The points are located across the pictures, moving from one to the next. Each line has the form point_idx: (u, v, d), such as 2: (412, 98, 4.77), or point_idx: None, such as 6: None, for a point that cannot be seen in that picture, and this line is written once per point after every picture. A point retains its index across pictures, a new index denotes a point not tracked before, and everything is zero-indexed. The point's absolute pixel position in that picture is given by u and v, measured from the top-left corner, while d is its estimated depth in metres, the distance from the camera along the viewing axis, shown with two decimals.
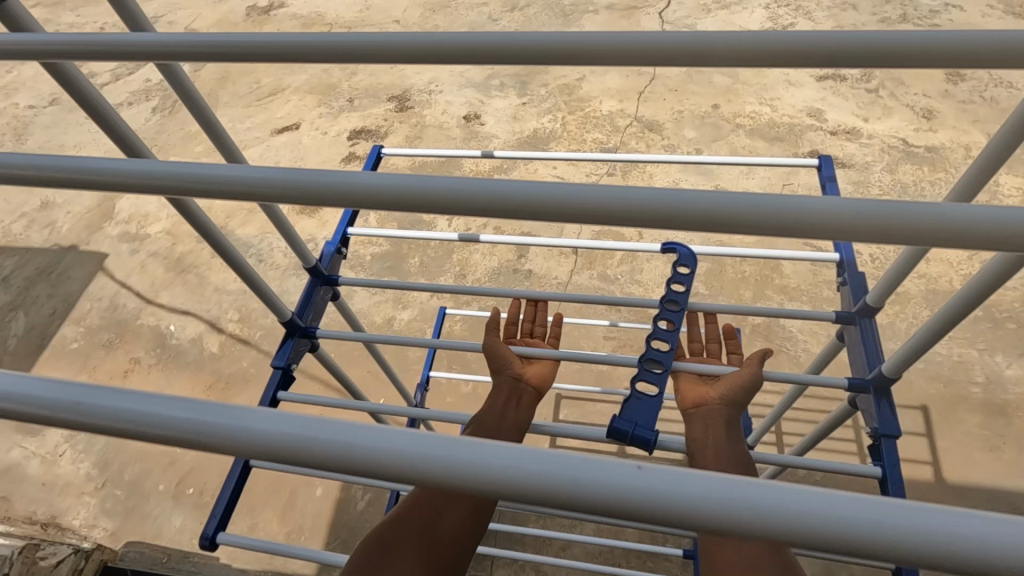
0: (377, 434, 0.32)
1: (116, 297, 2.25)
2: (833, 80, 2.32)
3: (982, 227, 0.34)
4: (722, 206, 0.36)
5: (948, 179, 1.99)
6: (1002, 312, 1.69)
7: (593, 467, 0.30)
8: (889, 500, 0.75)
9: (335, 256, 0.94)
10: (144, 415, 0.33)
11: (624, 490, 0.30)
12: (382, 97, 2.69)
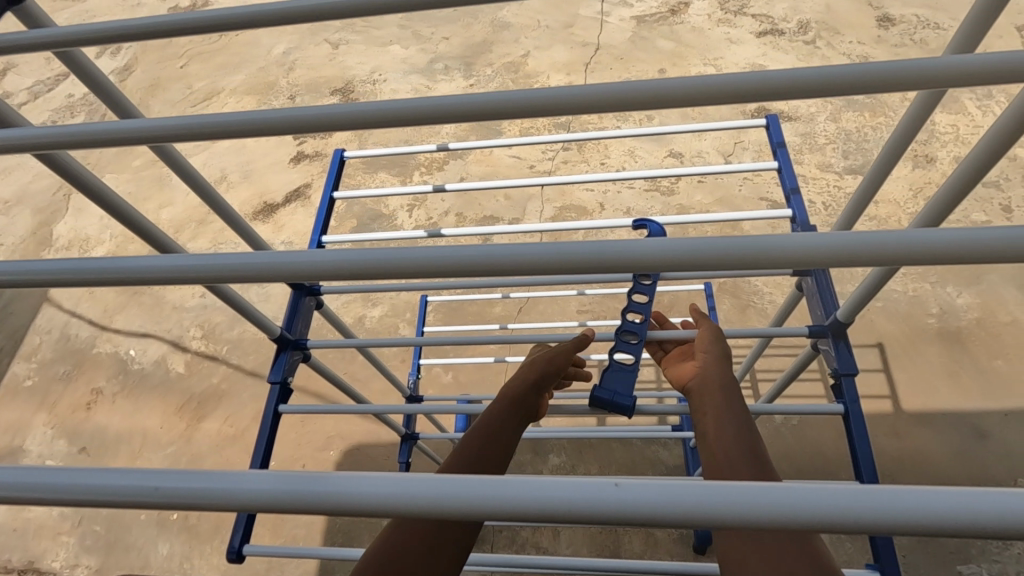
0: (377, 477, 0.30)
1: (66, 327, 2.14)
2: (772, 35, 2.35)
3: (943, 246, 0.32)
4: (673, 256, 0.33)
5: (889, 123, 2.06)
6: None
7: (572, 489, 0.29)
8: (851, 430, 0.76)
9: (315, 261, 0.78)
10: (87, 492, 0.31)
11: (597, 502, 0.28)
12: (324, 90, 2.60)
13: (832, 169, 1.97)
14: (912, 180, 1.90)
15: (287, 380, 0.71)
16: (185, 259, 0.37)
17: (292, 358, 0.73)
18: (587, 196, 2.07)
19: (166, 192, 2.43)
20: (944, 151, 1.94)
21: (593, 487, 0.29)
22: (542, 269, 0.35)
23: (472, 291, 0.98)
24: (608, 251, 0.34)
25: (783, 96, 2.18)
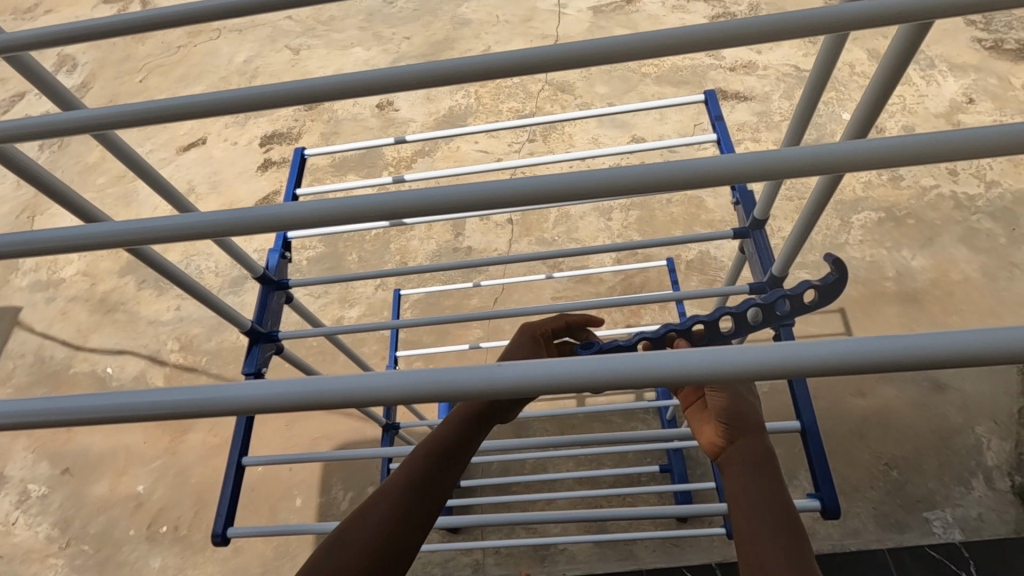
0: (319, 379, 0.35)
1: (41, 350, 2.11)
2: (725, 18, 2.41)
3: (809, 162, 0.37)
4: (590, 182, 0.38)
5: (840, 97, 2.13)
6: (902, 211, 1.85)
7: (469, 371, 0.35)
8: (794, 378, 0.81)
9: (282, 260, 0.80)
10: (104, 409, 0.36)
11: (493, 380, 0.34)
12: (289, 97, 2.60)
13: None
14: None
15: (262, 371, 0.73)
16: (154, 224, 0.40)
17: (265, 349, 0.74)
18: (555, 185, 2.11)
19: (133, 207, 2.41)
20: (892, 122, 2.03)
21: (549, 360, 0.34)
22: (476, 203, 0.39)
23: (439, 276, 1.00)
24: (559, 176, 0.38)
25: (739, 77, 2.24)
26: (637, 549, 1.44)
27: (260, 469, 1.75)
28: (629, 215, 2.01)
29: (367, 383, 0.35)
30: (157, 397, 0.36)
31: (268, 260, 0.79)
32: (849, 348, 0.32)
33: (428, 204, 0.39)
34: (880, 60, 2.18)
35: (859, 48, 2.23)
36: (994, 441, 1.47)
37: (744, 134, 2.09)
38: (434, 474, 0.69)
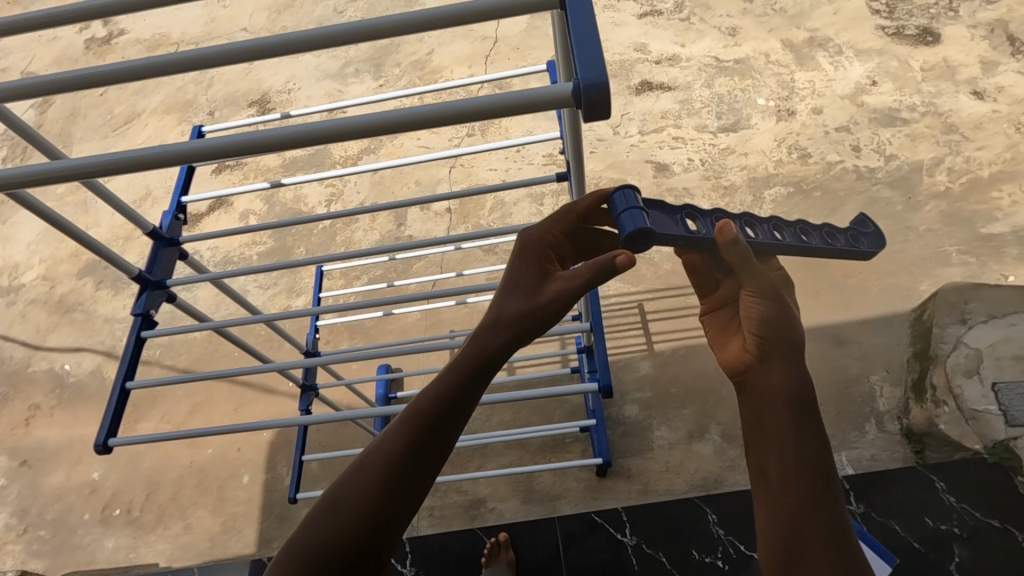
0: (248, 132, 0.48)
1: (2, 351, 2.18)
2: (652, 16, 2.56)
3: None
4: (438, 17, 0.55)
5: (756, 84, 2.27)
6: (809, 185, 1.99)
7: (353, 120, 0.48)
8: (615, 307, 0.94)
9: (174, 222, 0.90)
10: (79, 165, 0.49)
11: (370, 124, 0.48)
12: (242, 104, 2.70)
13: (707, 129, 2.18)
14: (776, 133, 2.12)
15: (150, 312, 0.83)
16: (132, 64, 0.56)
17: (155, 296, 0.84)
18: (492, 175, 2.23)
19: (93, 214, 2.49)
20: (803, 105, 2.17)
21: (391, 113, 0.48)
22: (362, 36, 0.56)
23: (331, 239, 1.12)
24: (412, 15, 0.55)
25: (663, 69, 2.37)
26: (559, 502, 1.56)
27: (209, 451, 1.83)
28: (560, 199, 2.12)
29: (143, 153, 0.49)
30: (115, 156, 0.49)
31: (160, 221, 0.89)
32: (539, 96, 0.47)
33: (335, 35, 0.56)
34: (793, 49, 2.33)
35: (774, 37, 2.37)
36: (886, 388, 1.59)
37: (667, 121, 2.22)
38: (435, 435, 0.57)
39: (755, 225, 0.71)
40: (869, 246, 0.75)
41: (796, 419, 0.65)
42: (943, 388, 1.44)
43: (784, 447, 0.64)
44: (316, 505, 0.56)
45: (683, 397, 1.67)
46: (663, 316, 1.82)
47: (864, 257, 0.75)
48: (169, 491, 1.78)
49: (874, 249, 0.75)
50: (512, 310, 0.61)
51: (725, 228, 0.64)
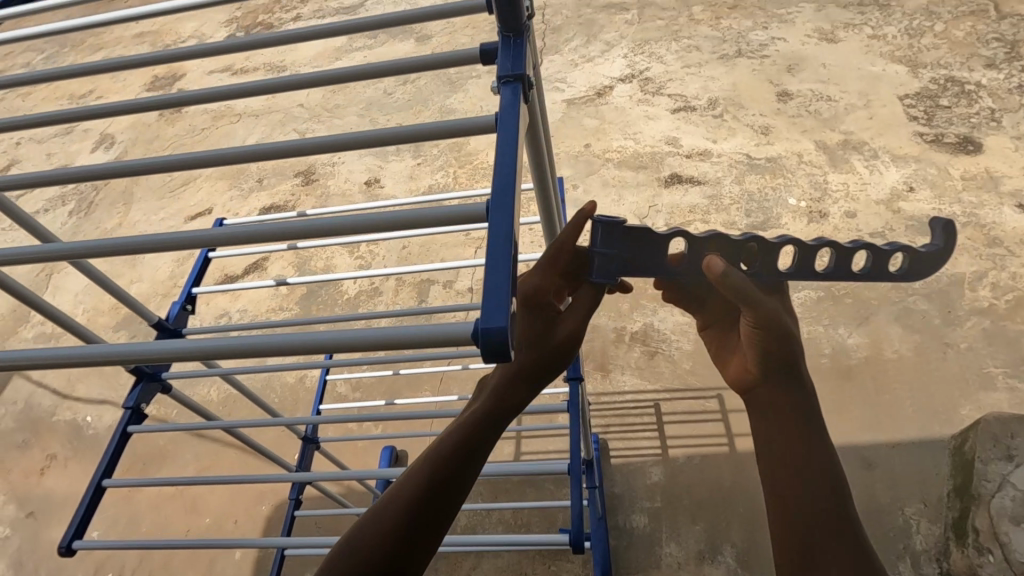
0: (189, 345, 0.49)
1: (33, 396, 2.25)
2: (685, 111, 2.61)
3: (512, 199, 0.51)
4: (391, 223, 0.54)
5: (787, 184, 2.25)
6: (840, 291, 1.92)
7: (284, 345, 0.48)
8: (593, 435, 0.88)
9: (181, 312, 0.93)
10: (41, 364, 0.51)
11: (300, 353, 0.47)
12: (289, 174, 2.85)
13: (735, 226, 2.16)
14: (806, 234, 2.09)
15: (140, 407, 0.84)
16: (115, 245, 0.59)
17: (150, 389, 0.85)
18: None
19: (139, 269, 2.62)
20: (836, 207, 2.14)
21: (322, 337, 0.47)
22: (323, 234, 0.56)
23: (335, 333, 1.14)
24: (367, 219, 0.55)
25: (693, 163, 2.40)
26: None
27: (207, 520, 1.81)
28: None
29: (60, 352, 0.52)
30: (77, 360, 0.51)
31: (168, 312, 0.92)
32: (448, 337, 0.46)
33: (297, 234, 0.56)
34: (826, 151, 2.32)
35: (807, 139, 2.38)
36: (923, 523, 1.45)
37: (695, 216, 2.21)
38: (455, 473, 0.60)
39: (762, 242, 0.63)
40: (913, 269, 0.62)
41: (800, 446, 0.68)
42: (987, 533, 1.30)
43: (790, 476, 0.67)
44: (338, 544, 0.59)
45: (696, 510, 1.57)
46: (679, 419, 1.74)
47: (905, 281, 0.63)
48: (162, 559, 1.76)
49: (923, 272, 0.62)
50: (521, 355, 0.62)
51: (711, 266, 0.61)
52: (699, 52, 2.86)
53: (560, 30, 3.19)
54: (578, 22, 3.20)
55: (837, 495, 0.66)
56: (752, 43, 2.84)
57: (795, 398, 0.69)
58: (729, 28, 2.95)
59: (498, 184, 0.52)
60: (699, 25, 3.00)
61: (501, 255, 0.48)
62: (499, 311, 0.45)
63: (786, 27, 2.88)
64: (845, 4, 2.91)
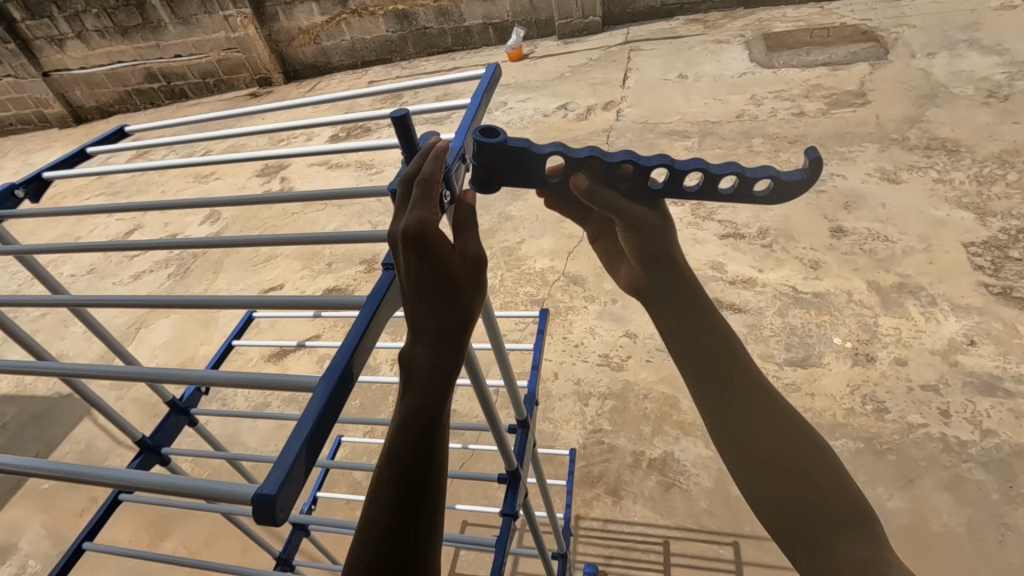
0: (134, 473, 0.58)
1: (93, 439, 2.45)
2: (734, 238, 2.63)
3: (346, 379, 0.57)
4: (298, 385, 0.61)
5: (834, 321, 2.18)
6: (882, 444, 1.78)
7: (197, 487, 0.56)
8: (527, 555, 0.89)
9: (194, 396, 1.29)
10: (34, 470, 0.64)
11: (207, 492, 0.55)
12: (356, 260, 3.09)
13: (773, 360, 2.09)
14: (850, 377, 1.98)
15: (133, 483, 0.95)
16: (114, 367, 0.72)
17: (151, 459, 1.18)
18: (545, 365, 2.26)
19: (208, 331, 2.85)
20: (884, 352, 2.03)
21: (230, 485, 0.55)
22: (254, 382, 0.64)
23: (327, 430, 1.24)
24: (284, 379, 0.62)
25: (737, 290, 2.38)
26: None
27: None
28: (605, 402, 2.06)
29: (42, 466, 0.64)
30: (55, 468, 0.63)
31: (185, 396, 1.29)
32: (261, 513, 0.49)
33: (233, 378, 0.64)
34: (878, 292, 2.24)
35: (858, 277, 2.31)
36: None
37: None
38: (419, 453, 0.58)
39: (636, 164, 0.76)
40: (773, 193, 0.78)
41: (719, 374, 0.84)
42: None
43: (722, 400, 0.84)
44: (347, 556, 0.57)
45: None
46: (687, 562, 1.63)
47: (772, 202, 0.79)
48: None
49: (783, 196, 0.78)
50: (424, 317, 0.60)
51: (578, 184, 0.76)
52: None
53: (622, 152, 3.38)
54: (640, 146, 3.39)
55: (762, 405, 0.84)
56: (810, 178, 2.87)
57: (701, 327, 0.85)
58: (788, 161, 3.00)
59: (336, 357, 0.58)
60: (758, 157, 3.08)
61: (302, 427, 0.53)
62: (273, 480, 0.49)
63: (847, 164, 2.89)
64: (910, 146, 2.90)
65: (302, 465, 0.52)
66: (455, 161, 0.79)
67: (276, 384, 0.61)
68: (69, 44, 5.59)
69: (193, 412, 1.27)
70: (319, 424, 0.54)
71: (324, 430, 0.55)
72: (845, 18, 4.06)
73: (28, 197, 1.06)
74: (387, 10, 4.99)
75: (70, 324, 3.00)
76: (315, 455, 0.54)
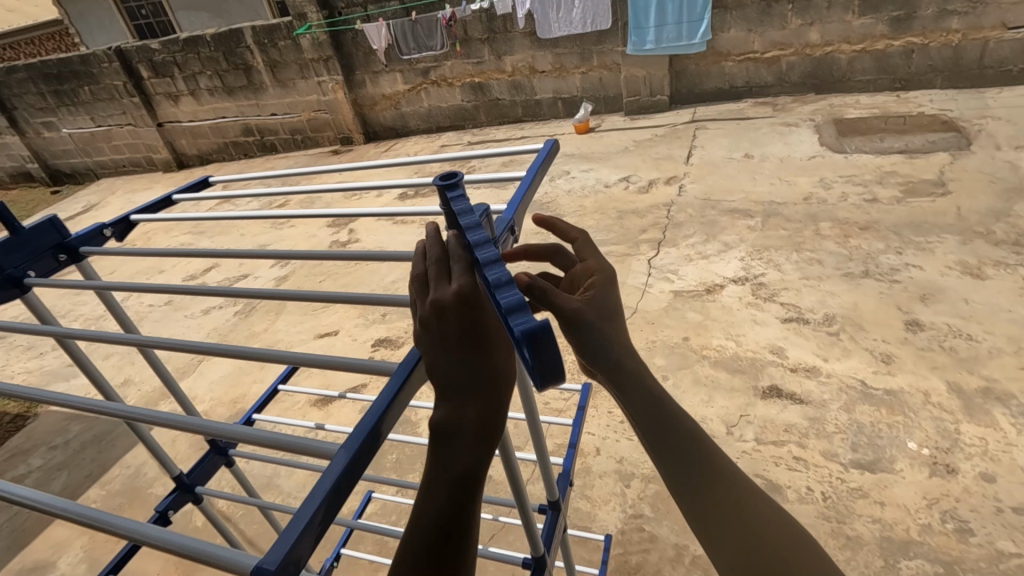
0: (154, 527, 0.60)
1: (141, 466, 2.53)
2: (797, 322, 2.51)
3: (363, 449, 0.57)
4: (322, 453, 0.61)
5: (907, 423, 1.99)
6: (965, 572, 1.57)
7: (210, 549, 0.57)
8: None
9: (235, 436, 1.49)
10: (62, 508, 0.68)
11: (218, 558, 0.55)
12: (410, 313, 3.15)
13: (837, 459, 1.92)
14: (927, 488, 1.78)
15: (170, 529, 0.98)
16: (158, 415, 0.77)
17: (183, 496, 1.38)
18: (587, 438, 2.18)
19: (263, 370, 2.94)
20: (968, 464, 1.83)
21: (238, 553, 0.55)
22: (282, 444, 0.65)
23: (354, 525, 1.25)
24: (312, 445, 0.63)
25: (798, 378, 2.24)
26: None
27: None
28: (648, 487, 1.95)
29: (74, 507, 0.67)
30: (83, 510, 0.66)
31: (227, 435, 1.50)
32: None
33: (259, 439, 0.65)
34: (960, 395, 2.04)
35: (937, 376, 2.13)
36: None
37: (789, 437, 2.01)
38: (459, 498, 0.58)
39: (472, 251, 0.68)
40: (531, 359, 0.56)
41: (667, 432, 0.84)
42: None
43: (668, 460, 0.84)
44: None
45: None
46: None
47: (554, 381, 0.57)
48: None
49: (543, 381, 0.56)
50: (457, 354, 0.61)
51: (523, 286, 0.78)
52: (821, 266, 2.81)
53: (681, 226, 3.36)
54: (701, 222, 3.35)
55: (709, 463, 0.83)
56: (882, 266, 2.73)
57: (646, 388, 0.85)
58: (858, 247, 2.88)
59: (357, 429, 0.58)
60: (826, 240, 2.98)
61: (316, 494, 0.52)
62: (276, 553, 0.49)
63: (923, 255, 2.74)
64: (996, 240, 2.73)
65: (314, 532, 0.52)
66: (500, 235, 0.89)
67: (305, 451, 0.62)
68: (183, 100, 6.27)
69: (228, 452, 1.46)
70: (337, 487, 0.54)
71: (341, 497, 0.54)
72: (922, 108, 3.97)
73: (114, 236, 1.17)
74: (464, 82, 5.33)
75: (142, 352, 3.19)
76: (330, 520, 0.53)
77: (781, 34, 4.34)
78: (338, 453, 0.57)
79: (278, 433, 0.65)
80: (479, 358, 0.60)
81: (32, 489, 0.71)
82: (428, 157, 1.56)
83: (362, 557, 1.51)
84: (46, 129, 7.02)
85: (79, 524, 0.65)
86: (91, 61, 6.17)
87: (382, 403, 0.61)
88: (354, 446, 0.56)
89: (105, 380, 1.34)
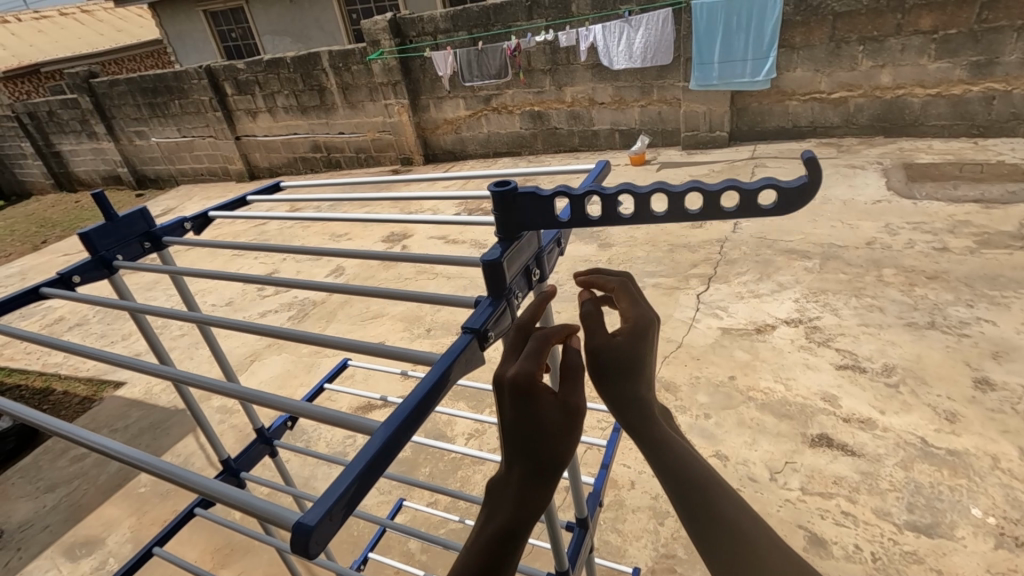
0: (218, 482, 0.65)
1: (190, 456, 2.65)
2: (853, 369, 2.40)
3: (398, 423, 0.59)
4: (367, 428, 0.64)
5: (972, 487, 1.85)
6: None
7: (270, 509, 0.61)
8: None
9: (281, 427, 1.56)
10: (141, 462, 0.75)
11: (280, 517, 0.59)
12: (454, 330, 3.20)
13: (890, 518, 1.80)
14: (991, 560, 1.65)
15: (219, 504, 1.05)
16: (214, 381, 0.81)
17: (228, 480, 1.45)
18: (622, 470, 2.14)
19: (310, 374, 3.04)
20: None
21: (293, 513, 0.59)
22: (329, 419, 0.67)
23: (382, 523, 1.26)
24: (359, 420, 0.66)
25: (851, 429, 2.13)
26: None
27: None
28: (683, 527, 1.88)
29: (152, 460, 0.74)
30: (159, 464, 0.73)
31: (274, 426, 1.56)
32: (298, 537, 0.50)
33: (310, 412, 0.69)
34: None
35: (1008, 441, 1.97)
36: None
37: (838, 490, 1.91)
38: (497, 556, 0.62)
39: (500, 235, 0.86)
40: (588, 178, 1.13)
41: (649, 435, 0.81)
42: None
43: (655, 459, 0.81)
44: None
45: None
46: None
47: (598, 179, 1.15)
48: None
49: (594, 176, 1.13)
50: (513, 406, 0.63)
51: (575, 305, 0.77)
52: (882, 314, 2.69)
53: (734, 263, 3.29)
54: (755, 260, 3.27)
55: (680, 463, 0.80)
56: (950, 318, 2.58)
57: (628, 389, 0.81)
58: (924, 296, 2.74)
59: (400, 409, 0.61)
60: (889, 287, 2.85)
61: (338, 484, 0.53)
62: (316, 510, 0.51)
63: (997, 309, 2.57)
64: None
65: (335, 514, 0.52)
66: (546, 244, 0.94)
67: (351, 425, 0.65)
68: (260, 116, 6.69)
69: (272, 443, 1.52)
70: (375, 463, 0.56)
71: (366, 487, 0.55)
72: (1002, 157, 3.78)
73: (192, 229, 1.27)
74: (524, 110, 5.46)
75: (201, 347, 3.37)
76: (356, 504, 0.54)
77: (850, 75, 4.25)
78: (378, 430, 0.59)
79: (331, 409, 0.68)
80: (533, 444, 0.63)
81: (116, 442, 0.79)
82: (484, 176, 1.61)
83: (383, 561, 1.53)
84: (138, 137, 7.62)
85: (158, 479, 0.72)
86: (183, 77, 6.69)
87: (410, 402, 0.61)
88: (396, 418, 0.59)
89: (169, 359, 1.42)
